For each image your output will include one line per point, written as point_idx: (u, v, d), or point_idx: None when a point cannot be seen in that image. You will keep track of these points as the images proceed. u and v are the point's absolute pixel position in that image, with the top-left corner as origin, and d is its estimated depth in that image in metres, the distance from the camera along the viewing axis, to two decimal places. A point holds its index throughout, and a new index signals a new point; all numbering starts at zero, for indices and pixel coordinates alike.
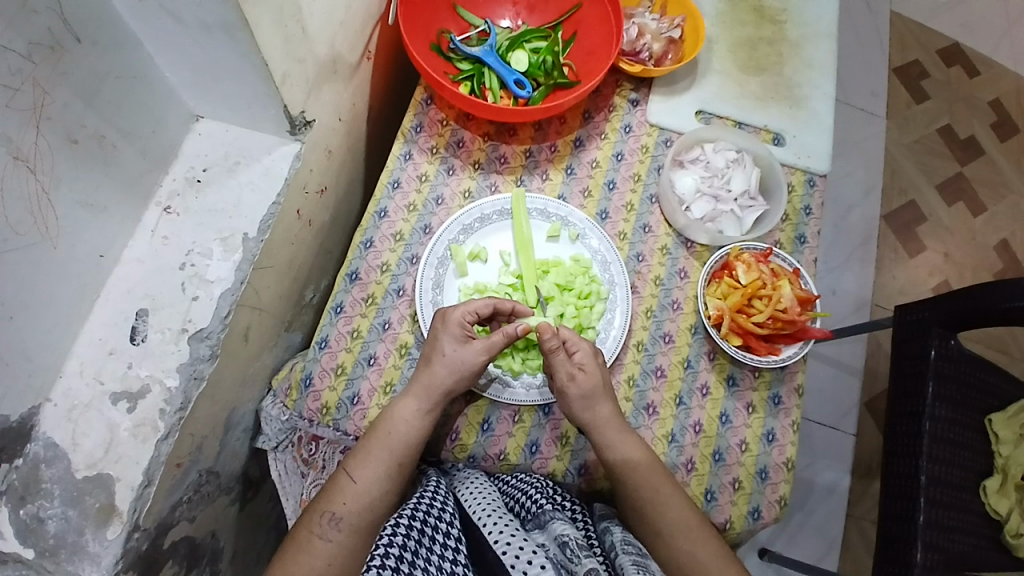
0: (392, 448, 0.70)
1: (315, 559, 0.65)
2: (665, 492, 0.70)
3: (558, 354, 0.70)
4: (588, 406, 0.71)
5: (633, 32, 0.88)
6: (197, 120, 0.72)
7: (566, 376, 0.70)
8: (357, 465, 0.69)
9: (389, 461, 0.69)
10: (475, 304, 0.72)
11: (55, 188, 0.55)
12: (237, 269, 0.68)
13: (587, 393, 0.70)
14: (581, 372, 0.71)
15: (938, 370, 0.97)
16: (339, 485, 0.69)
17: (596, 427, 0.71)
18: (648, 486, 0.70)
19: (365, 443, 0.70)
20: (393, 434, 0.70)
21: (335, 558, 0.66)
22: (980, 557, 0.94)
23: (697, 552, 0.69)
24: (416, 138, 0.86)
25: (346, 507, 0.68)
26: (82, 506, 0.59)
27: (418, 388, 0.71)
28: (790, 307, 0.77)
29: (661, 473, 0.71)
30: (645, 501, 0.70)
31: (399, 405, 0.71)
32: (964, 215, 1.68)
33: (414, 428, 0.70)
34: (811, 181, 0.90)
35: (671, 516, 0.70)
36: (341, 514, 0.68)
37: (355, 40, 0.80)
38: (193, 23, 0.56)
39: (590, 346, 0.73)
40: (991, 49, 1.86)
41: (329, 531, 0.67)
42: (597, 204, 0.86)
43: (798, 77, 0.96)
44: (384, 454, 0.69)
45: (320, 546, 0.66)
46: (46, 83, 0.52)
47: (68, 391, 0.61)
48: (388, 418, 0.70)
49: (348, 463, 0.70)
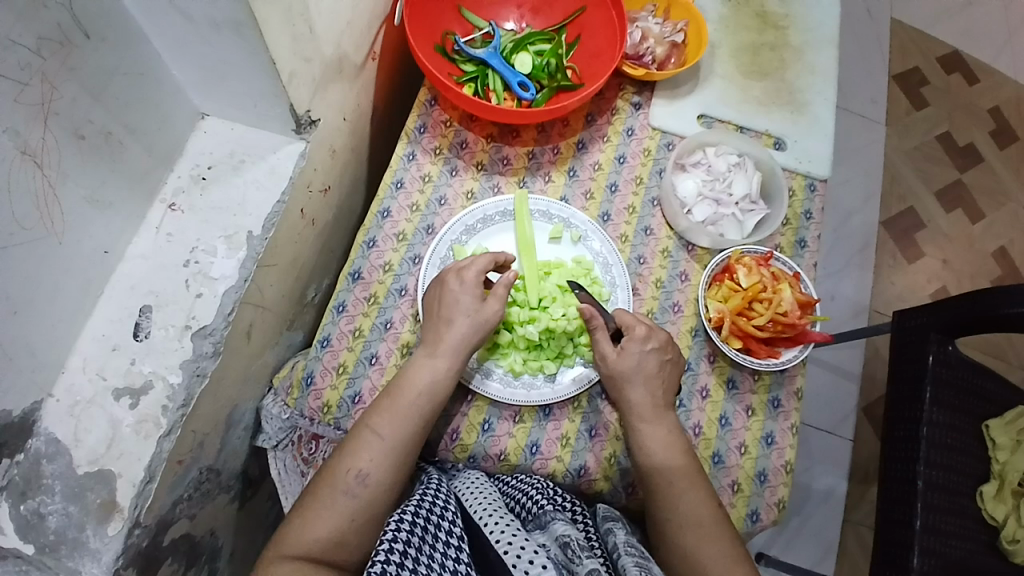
0: (422, 408, 0.69)
1: (339, 515, 0.66)
2: (680, 486, 0.71)
3: (599, 333, 0.75)
4: (618, 388, 0.74)
5: (637, 36, 0.90)
6: (203, 117, 0.72)
7: (601, 355, 0.75)
8: (384, 423, 0.69)
9: (416, 421, 0.69)
10: (482, 259, 0.74)
11: (61, 183, 0.55)
12: (240, 267, 0.68)
13: (617, 376, 0.74)
14: (617, 355, 0.74)
15: (937, 375, 0.98)
16: (364, 442, 0.68)
17: (635, 412, 0.73)
18: (663, 477, 0.71)
19: (393, 401, 0.69)
20: (423, 394, 0.70)
21: (358, 514, 0.66)
22: (978, 563, 0.95)
23: (704, 549, 0.68)
24: (420, 138, 0.87)
25: (372, 464, 0.67)
26: (84, 502, 0.59)
27: (445, 349, 0.71)
28: (790, 311, 0.78)
29: (682, 462, 0.72)
30: (656, 490, 0.71)
31: (423, 365, 0.71)
32: (963, 222, 1.69)
33: (442, 384, 0.70)
34: (812, 186, 0.91)
35: (681, 508, 0.70)
36: (367, 471, 0.67)
37: (361, 39, 0.80)
38: (202, 20, 0.56)
39: (644, 330, 0.74)
40: (991, 58, 1.87)
41: (355, 487, 0.67)
42: (599, 207, 0.87)
43: (801, 83, 0.97)
44: (408, 412, 0.69)
45: (344, 500, 0.66)
46: (54, 78, 0.52)
47: (71, 387, 0.61)
48: (416, 377, 0.70)
49: (373, 420, 0.69)
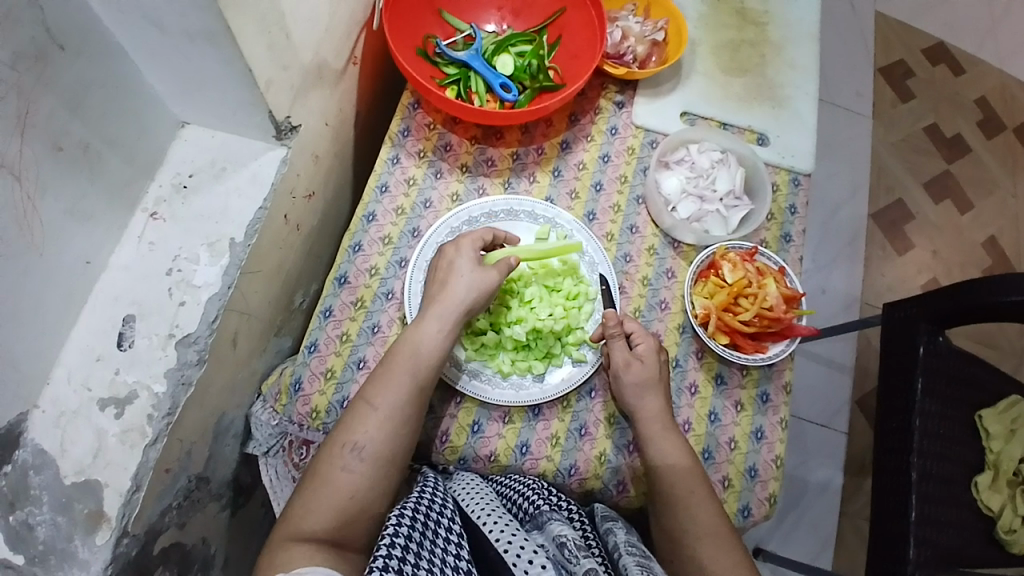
0: (415, 371, 0.69)
1: (340, 490, 0.65)
2: (698, 494, 0.71)
3: (617, 341, 0.76)
4: (640, 395, 0.74)
5: (617, 35, 0.90)
6: (183, 126, 0.72)
7: (623, 362, 0.75)
8: (377, 391, 0.68)
9: (410, 386, 0.69)
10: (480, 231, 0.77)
11: (41, 196, 0.55)
12: (224, 274, 0.69)
13: (641, 382, 0.74)
14: (638, 362, 0.75)
15: (926, 366, 0.98)
16: (358, 414, 0.68)
17: (643, 419, 0.73)
18: (683, 485, 0.71)
19: (385, 370, 0.70)
20: (415, 357, 0.70)
21: (359, 489, 0.66)
22: (972, 552, 0.95)
23: (718, 560, 0.69)
24: (404, 142, 0.87)
25: (367, 436, 0.67)
26: (72, 513, 0.59)
27: (434, 313, 0.71)
28: (776, 305, 0.78)
29: (697, 477, 0.72)
30: (676, 497, 0.71)
31: (417, 329, 0.71)
32: (953, 212, 1.69)
33: (433, 348, 0.70)
34: (796, 181, 0.91)
35: (698, 517, 0.70)
36: (363, 444, 0.67)
37: (341, 46, 0.80)
38: (177, 31, 0.56)
39: (654, 341, 0.77)
40: (976, 48, 1.88)
41: (352, 461, 0.66)
42: (584, 206, 0.87)
43: (782, 78, 0.97)
44: (400, 381, 0.69)
45: (344, 476, 0.66)
46: (30, 92, 0.52)
47: (56, 398, 0.61)
48: (407, 342, 0.70)
49: (367, 392, 0.69)
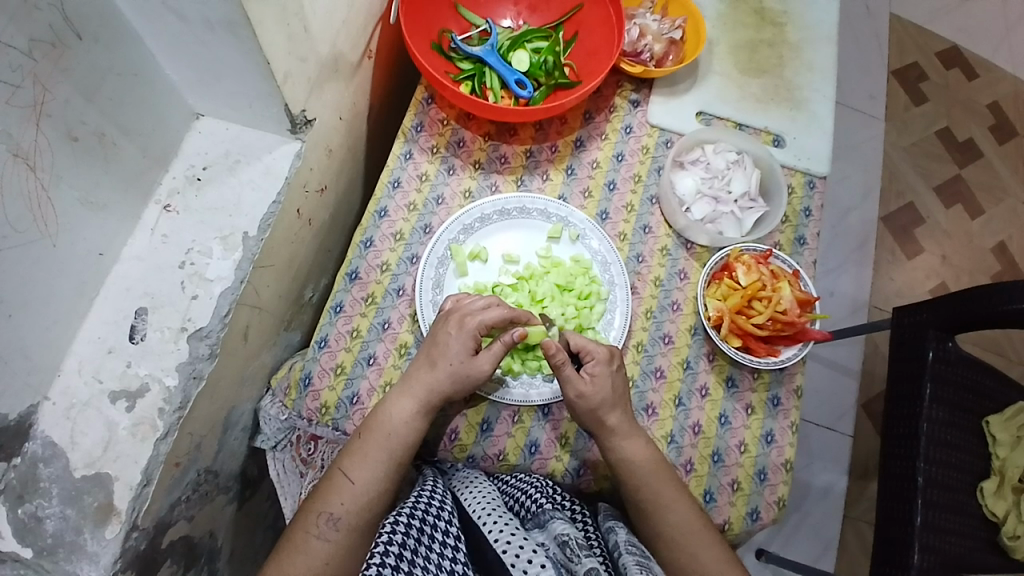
0: (391, 450, 0.69)
1: (313, 559, 0.65)
2: (667, 494, 0.71)
3: (566, 368, 0.70)
4: (597, 418, 0.71)
5: (636, 32, 0.88)
6: (198, 117, 0.72)
7: (575, 395, 0.70)
8: (354, 466, 0.68)
9: (388, 462, 0.69)
10: (490, 317, 0.71)
11: (54, 186, 0.55)
12: (237, 268, 0.68)
13: (597, 407, 0.70)
14: (591, 381, 0.71)
15: (936, 373, 0.98)
16: (335, 485, 0.68)
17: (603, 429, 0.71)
18: (649, 488, 0.71)
19: (362, 445, 0.69)
20: (393, 436, 0.69)
21: (333, 558, 0.66)
22: (977, 560, 0.94)
23: (699, 554, 0.69)
24: (417, 137, 0.86)
25: (343, 508, 0.67)
26: (81, 506, 0.59)
27: (410, 388, 0.70)
28: (790, 309, 0.78)
29: (663, 476, 0.71)
30: (645, 501, 0.71)
31: (392, 404, 0.70)
32: (963, 218, 1.68)
33: (410, 429, 0.69)
34: (811, 183, 0.90)
35: (673, 515, 0.70)
36: (339, 515, 0.67)
37: (357, 38, 0.80)
38: (196, 21, 0.56)
39: (605, 352, 0.73)
40: (990, 53, 1.86)
41: (327, 531, 0.66)
42: (597, 205, 0.86)
43: (800, 80, 0.96)
44: (381, 456, 0.69)
45: (317, 546, 0.65)
46: (47, 79, 0.51)
47: (67, 389, 0.61)
48: (386, 418, 0.69)
49: (343, 463, 0.69)
